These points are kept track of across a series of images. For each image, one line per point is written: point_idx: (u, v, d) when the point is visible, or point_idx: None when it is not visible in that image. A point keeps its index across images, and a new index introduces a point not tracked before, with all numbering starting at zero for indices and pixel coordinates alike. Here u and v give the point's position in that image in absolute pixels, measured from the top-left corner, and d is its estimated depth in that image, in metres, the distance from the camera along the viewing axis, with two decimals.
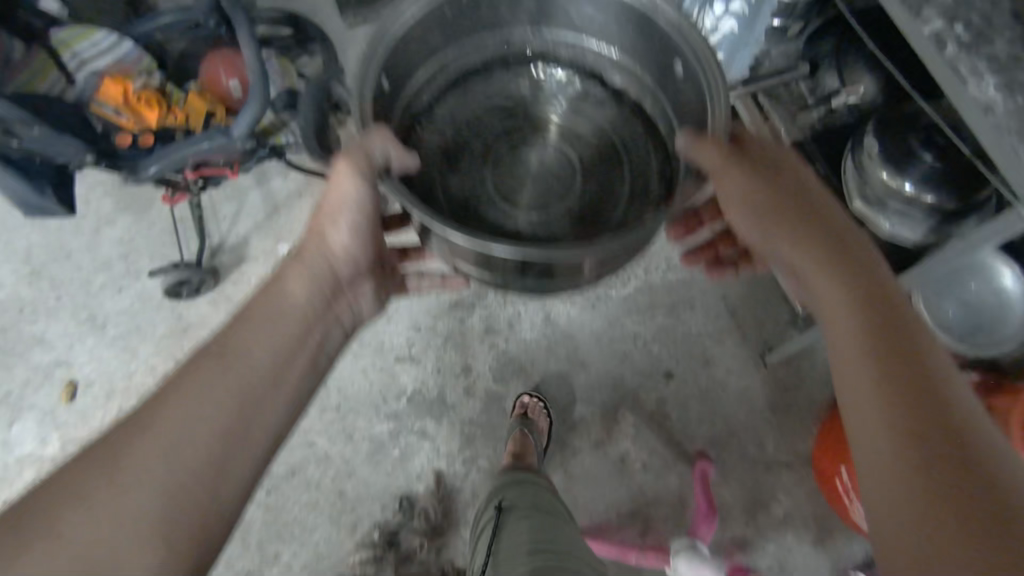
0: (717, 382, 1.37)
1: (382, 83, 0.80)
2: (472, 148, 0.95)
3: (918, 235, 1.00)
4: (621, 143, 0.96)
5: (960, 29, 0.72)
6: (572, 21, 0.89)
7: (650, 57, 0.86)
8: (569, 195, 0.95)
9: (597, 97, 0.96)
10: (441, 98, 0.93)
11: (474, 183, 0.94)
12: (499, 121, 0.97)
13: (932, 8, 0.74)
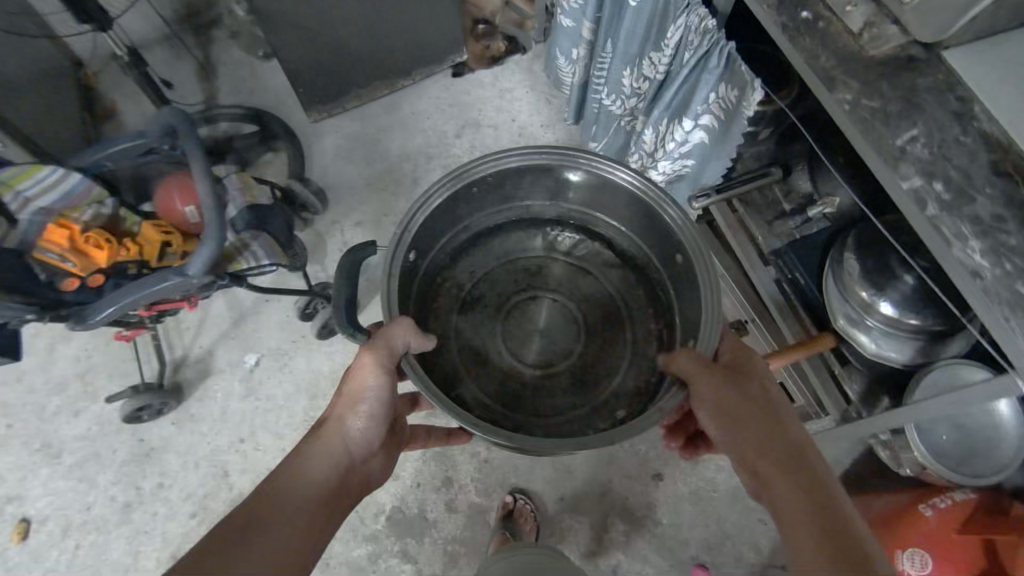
0: (707, 481, 1.33)
1: (411, 254, 0.94)
2: (487, 302, 1.09)
3: (905, 355, 0.98)
4: (625, 301, 1.08)
5: (940, 184, 0.70)
6: (585, 199, 1.03)
7: (656, 242, 1.00)
8: (569, 356, 1.07)
9: (602, 260, 1.10)
10: (467, 255, 1.08)
11: (485, 337, 1.07)
12: (511, 274, 1.11)
13: (910, 162, 0.72)
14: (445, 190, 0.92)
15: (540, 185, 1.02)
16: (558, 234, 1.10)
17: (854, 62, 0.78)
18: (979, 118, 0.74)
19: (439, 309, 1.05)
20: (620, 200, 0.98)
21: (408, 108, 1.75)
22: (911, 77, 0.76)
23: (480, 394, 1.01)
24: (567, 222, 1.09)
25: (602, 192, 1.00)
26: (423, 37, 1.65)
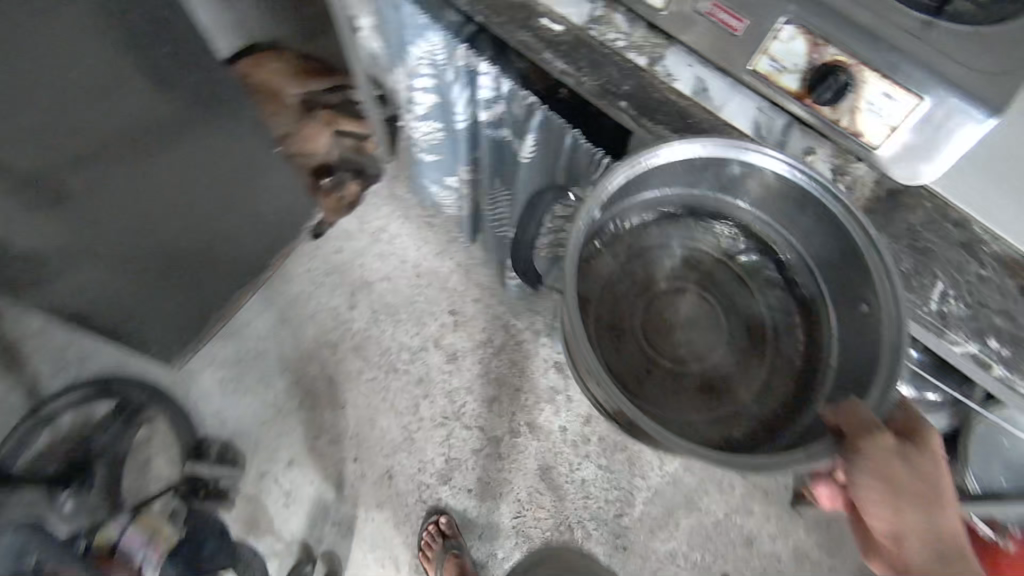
0: (768, 559, 1.34)
1: (595, 216, 0.80)
2: (643, 282, 0.94)
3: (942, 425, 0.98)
4: (776, 325, 0.91)
5: (994, 340, 0.66)
6: (791, 213, 0.84)
7: (848, 276, 0.81)
8: (703, 361, 0.91)
9: (762, 276, 0.92)
10: (633, 218, 0.90)
11: (627, 309, 0.92)
12: (672, 268, 0.94)
13: (955, 326, 0.66)
14: (640, 192, 0.86)
15: (741, 185, 0.84)
16: (733, 238, 0.92)
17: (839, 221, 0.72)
18: (984, 238, 0.69)
19: (604, 268, 0.92)
20: (817, 225, 0.81)
21: (283, 298, 1.50)
22: (896, 217, 0.71)
23: (617, 366, 0.89)
24: (748, 226, 0.91)
25: (800, 210, 0.81)
26: (266, 215, 1.38)
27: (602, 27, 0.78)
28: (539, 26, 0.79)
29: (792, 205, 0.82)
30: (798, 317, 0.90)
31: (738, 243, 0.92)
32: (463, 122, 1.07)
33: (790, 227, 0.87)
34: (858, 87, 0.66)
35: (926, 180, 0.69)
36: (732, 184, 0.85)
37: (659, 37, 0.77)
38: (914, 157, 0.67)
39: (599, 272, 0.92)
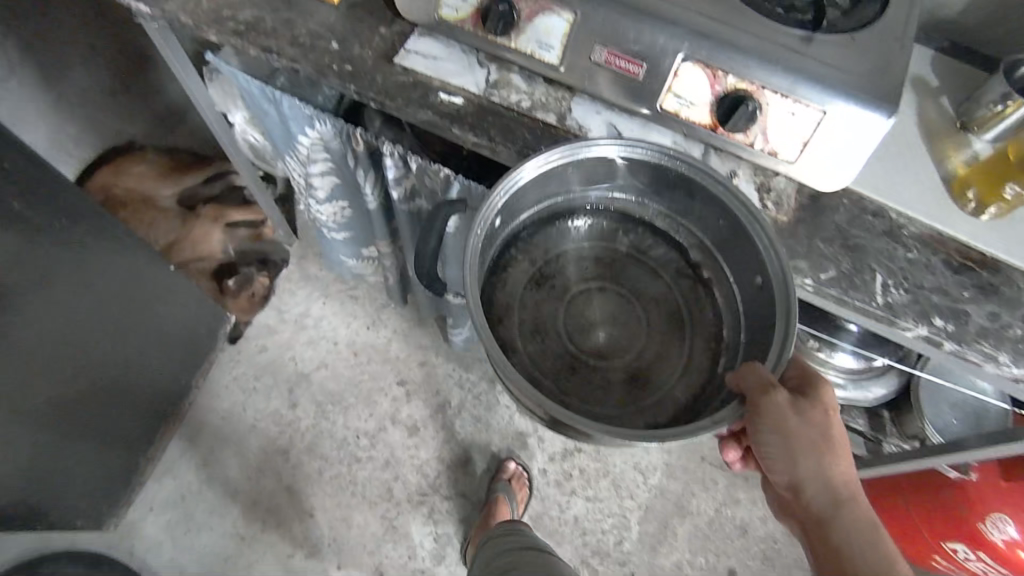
0: (767, 541, 1.37)
1: (493, 224, 0.75)
2: (556, 286, 0.80)
3: (894, 383, 1.04)
4: (693, 313, 0.80)
5: (939, 318, 0.69)
6: (680, 196, 0.78)
7: (738, 252, 0.76)
8: (627, 352, 0.77)
9: (674, 266, 0.82)
10: (532, 221, 0.81)
11: (544, 315, 0.79)
12: (581, 266, 0.82)
13: (903, 313, 0.69)
14: (536, 199, 0.79)
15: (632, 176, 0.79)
16: (636, 235, 0.83)
17: (786, 238, 0.72)
18: (902, 222, 0.74)
19: (511, 281, 0.80)
20: (706, 202, 0.75)
21: (214, 415, 1.39)
22: (824, 219, 0.73)
23: (536, 369, 0.75)
24: (650, 221, 0.83)
25: (690, 194, 0.77)
26: (166, 328, 1.24)
27: (502, 89, 0.77)
28: (438, 101, 0.76)
29: (674, 185, 0.77)
30: (708, 298, 0.80)
31: (642, 237, 0.83)
32: (373, 201, 1.00)
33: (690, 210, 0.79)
34: (762, 109, 0.69)
35: (837, 187, 0.72)
36: (623, 180, 0.80)
37: (559, 90, 0.78)
38: (829, 166, 0.70)
39: (507, 287, 0.79)
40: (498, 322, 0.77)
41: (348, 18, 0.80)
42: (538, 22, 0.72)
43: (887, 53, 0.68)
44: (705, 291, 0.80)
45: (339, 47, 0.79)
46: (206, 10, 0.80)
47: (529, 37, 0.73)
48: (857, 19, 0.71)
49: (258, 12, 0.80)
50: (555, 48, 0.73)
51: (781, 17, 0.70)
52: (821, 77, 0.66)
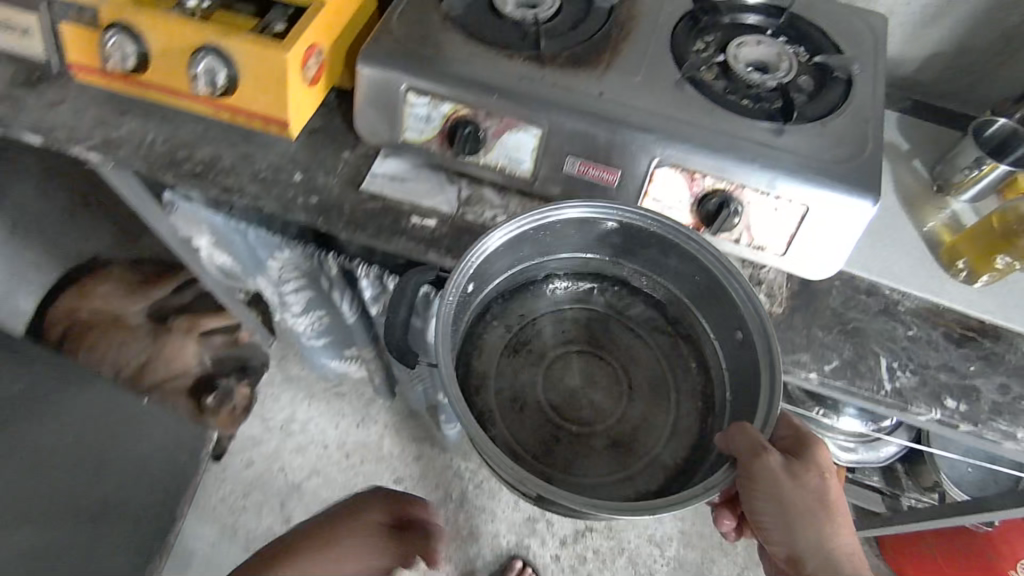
0: None
1: (465, 289, 0.67)
2: (532, 352, 0.76)
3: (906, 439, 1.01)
4: (677, 377, 0.75)
5: (951, 398, 0.67)
6: (657, 255, 0.73)
7: (717, 309, 0.72)
8: (610, 418, 0.73)
9: (651, 326, 0.78)
10: (503, 287, 0.75)
11: (522, 386, 0.74)
12: (559, 331, 0.77)
13: (914, 399, 0.66)
14: (507, 265, 0.73)
15: (604, 236, 0.74)
16: (612, 296, 0.79)
17: (786, 331, 0.70)
18: (896, 297, 0.72)
19: (487, 350, 0.75)
20: (682, 259, 0.71)
21: (202, 542, 1.31)
22: (819, 303, 0.72)
23: (517, 441, 0.70)
24: (627, 282, 0.78)
25: (664, 252, 0.71)
26: None
27: (475, 206, 0.75)
28: (412, 225, 0.73)
29: (648, 242, 0.71)
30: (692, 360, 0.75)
31: (619, 297, 0.78)
32: (351, 315, 0.96)
33: (663, 268, 0.75)
34: (743, 207, 0.68)
35: (828, 275, 0.70)
36: (595, 242, 0.75)
37: (534, 200, 0.76)
38: (817, 259, 0.69)
39: (484, 355, 0.74)
40: (476, 394, 0.72)
41: (309, 146, 0.78)
42: (506, 137, 0.70)
43: (859, 136, 0.68)
44: (688, 352, 0.76)
45: (302, 177, 0.76)
46: (159, 153, 0.76)
47: (497, 153, 0.71)
48: (827, 103, 0.70)
49: (214, 150, 0.77)
50: (526, 162, 0.72)
51: (749, 109, 0.70)
52: (798, 172, 0.65)
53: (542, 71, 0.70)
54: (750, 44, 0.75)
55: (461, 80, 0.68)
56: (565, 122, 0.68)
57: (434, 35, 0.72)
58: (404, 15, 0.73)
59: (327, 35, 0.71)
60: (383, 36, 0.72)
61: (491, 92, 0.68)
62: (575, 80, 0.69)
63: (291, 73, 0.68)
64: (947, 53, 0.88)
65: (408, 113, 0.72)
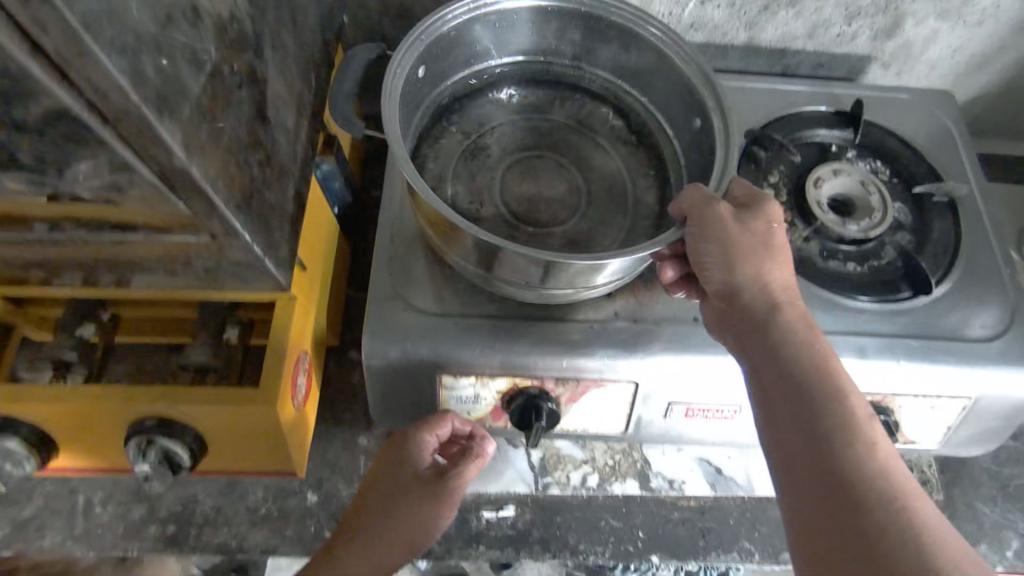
0: None
1: (416, 76, 0.50)
2: (489, 157, 0.56)
3: None
4: (636, 181, 0.56)
5: None
6: (615, 51, 0.55)
7: (667, 84, 0.53)
8: (569, 217, 0.54)
9: (614, 136, 0.58)
10: (459, 91, 0.56)
11: (478, 188, 0.54)
12: (524, 133, 0.57)
13: None
14: (466, 61, 0.54)
15: (561, 37, 0.55)
16: (578, 106, 0.59)
17: (952, 519, 0.60)
18: None
19: (442, 154, 0.55)
20: (644, 52, 0.53)
21: None
22: (970, 466, 0.62)
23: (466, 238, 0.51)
24: (585, 87, 0.58)
25: (625, 46, 0.54)
26: None
27: (556, 470, 0.58)
28: (488, 526, 0.56)
29: (606, 36, 0.54)
30: (651, 164, 0.56)
31: (581, 106, 0.59)
32: None
33: (614, 59, 0.56)
34: (893, 412, 0.55)
35: (986, 449, 0.59)
36: (546, 36, 0.55)
37: (623, 442, 0.60)
38: (979, 438, 0.58)
39: (440, 159, 0.55)
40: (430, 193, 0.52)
41: (313, 445, 0.58)
42: (586, 399, 0.54)
43: (995, 284, 0.57)
44: (649, 160, 0.56)
45: (320, 496, 0.56)
46: (108, 526, 0.54)
47: (575, 418, 0.55)
48: (937, 247, 0.58)
49: (183, 493, 0.56)
50: (616, 418, 0.55)
51: (861, 280, 0.57)
52: (956, 361, 0.53)
53: (612, 304, 0.53)
54: (828, 177, 0.60)
55: (517, 361, 0.51)
56: (670, 371, 0.51)
57: (449, 283, 0.53)
58: (401, 262, 0.54)
59: (305, 327, 0.50)
60: (385, 307, 0.51)
61: (558, 357, 0.51)
62: (652, 304, 0.53)
63: (285, 413, 0.46)
64: (990, 97, 0.77)
65: (447, 397, 0.54)
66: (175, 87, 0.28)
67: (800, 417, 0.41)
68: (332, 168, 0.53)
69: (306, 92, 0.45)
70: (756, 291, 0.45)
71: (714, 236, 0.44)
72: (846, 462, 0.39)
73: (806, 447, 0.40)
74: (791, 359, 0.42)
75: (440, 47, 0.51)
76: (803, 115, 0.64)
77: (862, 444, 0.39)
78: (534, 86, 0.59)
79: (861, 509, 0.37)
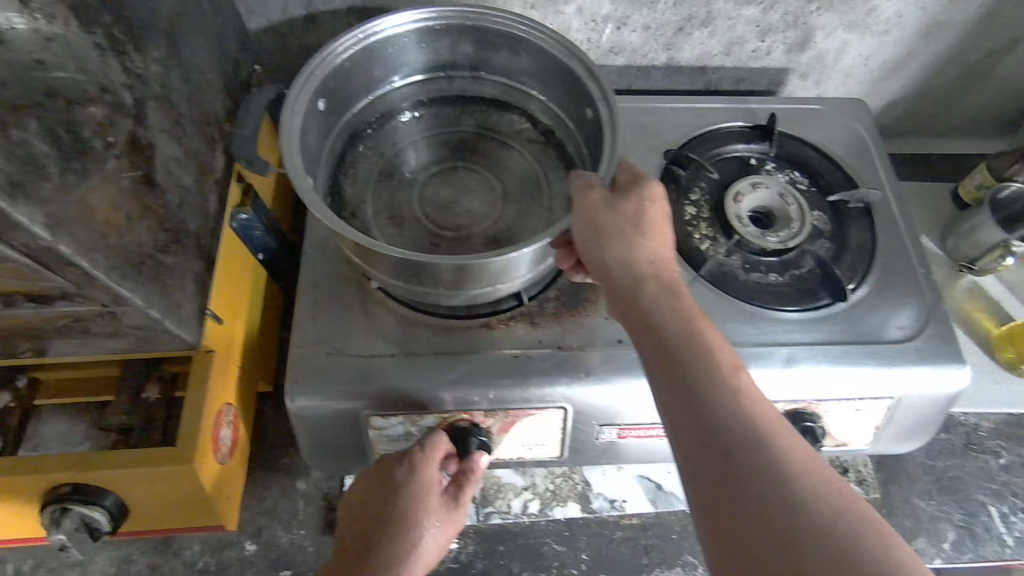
0: None
1: (317, 111, 0.49)
2: (406, 177, 0.55)
3: None
4: (550, 178, 0.55)
5: None
6: (509, 59, 0.53)
7: (563, 90, 0.52)
8: (486, 223, 0.53)
9: (524, 139, 0.57)
10: (369, 116, 0.55)
11: (397, 208, 0.54)
12: (436, 148, 0.56)
13: None
14: (368, 87, 0.53)
15: (454, 52, 0.53)
16: (491, 115, 0.57)
17: (890, 517, 0.61)
18: (970, 423, 0.66)
19: (360, 180, 0.55)
20: (535, 59, 0.51)
21: None
22: (906, 463, 0.64)
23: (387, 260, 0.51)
24: (491, 96, 0.57)
25: (515, 53, 0.52)
26: None
27: (498, 499, 0.58)
28: None
29: (497, 46, 0.52)
30: (563, 160, 0.56)
31: (492, 115, 0.57)
32: None
33: (512, 66, 0.54)
34: (819, 417, 0.56)
35: (915, 447, 0.61)
36: (442, 53, 0.53)
37: (563, 467, 0.60)
38: (909, 436, 0.59)
39: (357, 185, 0.54)
40: (351, 221, 0.52)
41: (250, 494, 0.57)
42: (518, 428, 0.54)
43: (909, 284, 0.59)
44: (560, 158, 0.56)
45: (259, 546, 0.55)
46: None
47: (510, 446, 0.55)
48: (855, 252, 0.60)
49: (116, 555, 0.55)
50: (551, 444, 0.55)
51: (782, 290, 0.58)
52: (875, 364, 0.54)
53: (537, 332, 0.53)
54: (746, 191, 0.61)
55: (443, 396, 0.51)
56: (596, 394, 0.52)
57: (371, 323, 0.53)
58: (324, 305, 0.54)
59: (229, 381, 0.50)
60: (307, 352, 0.51)
61: (484, 389, 0.51)
62: (576, 328, 0.54)
63: (206, 468, 0.46)
64: (906, 99, 0.79)
65: (378, 437, 0.53)
66: (28, 169, 0.29)
67: (676, 385, 0.39)
68: (252, 218, 0.51)
69: (205, 146, 0.45)
70: (628, 269, 0.44)
71: (592, 219, 0.44)
72: (723, 421, 0.37)
73: (685, 411, 0.38)
74: (662, 328, 0.41)
75: (341, 80, 0.50)
76: (717, 132, 0.65)
77: (734, 402, 0.38)
78: (443, 100, 0.57)
79: (740, 463, 0.36)
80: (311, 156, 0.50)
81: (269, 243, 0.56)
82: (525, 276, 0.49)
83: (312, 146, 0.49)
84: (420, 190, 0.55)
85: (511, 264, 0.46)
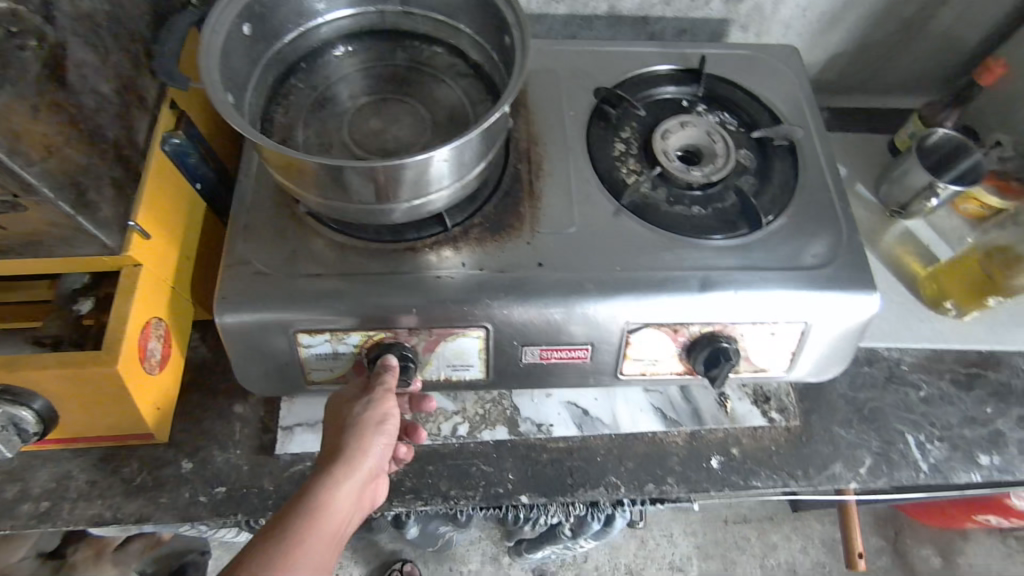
0: None
1: (243, 35, 0.51)
2: (337, 107, 0.57)
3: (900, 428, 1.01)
4: (477, 108, 0.57)
5: (983, 454, 0.63)
6: None
7: (483, 20, 0.55)
8: (413, 148, 0.55)
9: (454, 72, 0.59)
10: (302, 48, 0.57)
11: (329, 134, 0.56)
12: (369, 81, 0.59)
13: (952, 470, 0.62)
14: (297, 18, 0.55)
15: None
16: (422, 50, 0.60)
17: (810, 443, 0.63)
18: (893, 357, 0.68)
19: (293, 109, 0.57)
20: None
21: None
22: (828, 393, 0.66)
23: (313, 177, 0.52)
24: (421, 32, 0.59)
25: None
26: None
27: (428, 423, 0.61)
28: None
29: None
30: (489, 91, 0.58)
31: (423, 50, 0.60)
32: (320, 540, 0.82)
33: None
34: (736, 341, 0.58)
35: (836, 375, 0.63)
36: None
37: (492, 392, 0.62)
38: (827, 362, 0.60)
39: (289, 114, 0.56)
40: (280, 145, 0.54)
41: (188, 415, 0.60)
42: (443, 348, 0.56)
43: (826, 216, 0.61)
44: (487, 89, 0.58)
45: (195, 464, 0.57)
46: None
47: (436, 367, 0.57)
48: (777, 187, 0.62)
49: (58, 470, 0.57)
50: (476, 365, 0.57)
51: (704, 221, 0.60)
52: (789, 286, 0.56)
53: (460, 255, 0.55)
54: (674, 128, 0.63)
55: (363, 312, 0.53)
56: (514, 314, 0.54)
57: (301, 246, 0.55)
58: (256, 229, 0.56)
59: (160, 295, 0.51)
60: (236, 271, 0.53)
61: (406, 308, 0.53)
62: (498, 252, 0.56)
63: (131, 374, 0.48)
64: (845, 53, 0.81)
65: (307, 355, 0.55)
66: None
67: None
68: (184, 143, 0.52)
69: (127, 64, 0.47)
70: None
71: None
72: None
73: None
74: None
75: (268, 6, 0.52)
76: (648, 76, 0.68)
77: None
78: (375, 35, 0.60)
79: None
80: (238, 80, 0.52)
81: (206, 173, 0.57)
82: (444, 190, 0.50)
83: (241, 68, 0.52)
84: (351, 118, 0.57)
85: (427, 174, 0.47)
